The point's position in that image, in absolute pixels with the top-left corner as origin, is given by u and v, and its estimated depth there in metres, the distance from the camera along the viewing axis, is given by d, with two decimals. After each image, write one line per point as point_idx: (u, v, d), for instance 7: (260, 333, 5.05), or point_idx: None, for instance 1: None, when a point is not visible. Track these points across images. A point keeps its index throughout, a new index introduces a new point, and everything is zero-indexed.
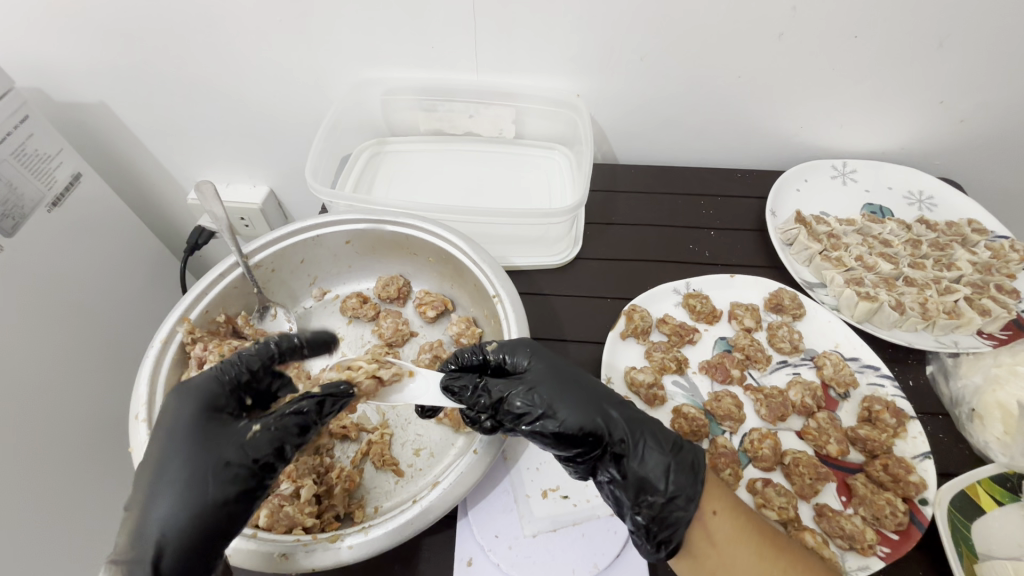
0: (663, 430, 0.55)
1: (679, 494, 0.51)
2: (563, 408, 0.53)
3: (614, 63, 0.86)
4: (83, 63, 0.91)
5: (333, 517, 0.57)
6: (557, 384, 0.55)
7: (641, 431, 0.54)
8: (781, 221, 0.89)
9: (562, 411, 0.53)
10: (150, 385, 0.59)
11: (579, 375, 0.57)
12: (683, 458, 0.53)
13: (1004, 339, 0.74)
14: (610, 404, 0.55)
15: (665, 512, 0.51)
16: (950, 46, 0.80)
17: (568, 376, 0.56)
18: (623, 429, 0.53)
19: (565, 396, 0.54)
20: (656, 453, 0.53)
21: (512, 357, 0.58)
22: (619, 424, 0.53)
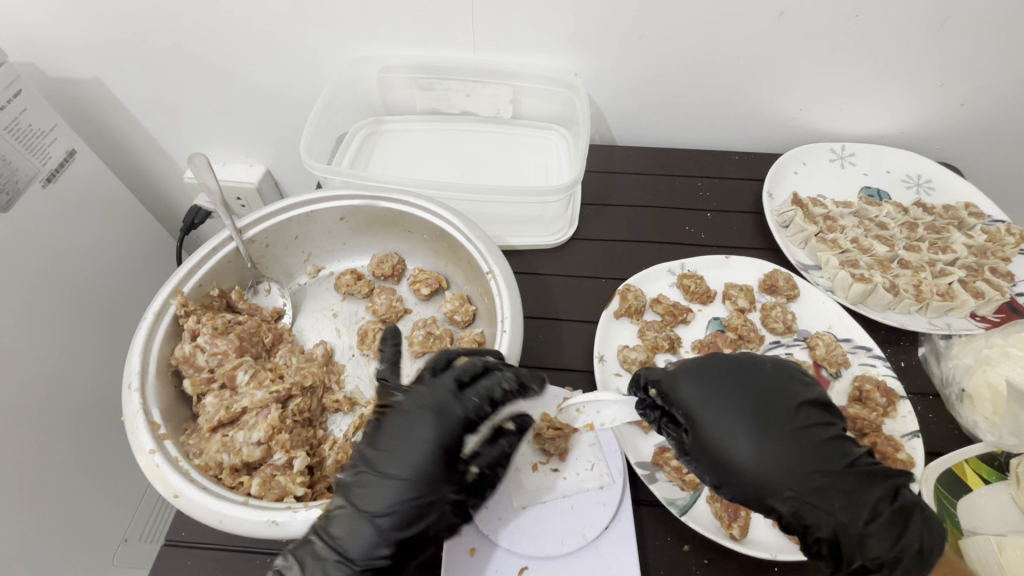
0: (869, 492, 0.50)
1: (858, 554, 0.49)
2: (737, 443, 0.51)
3: (611, 41, 0.85)
4: (75, 36, 0.89)
5: (326, 488, 0.58)
6: (759, 415, 0.52)
7: (828, 479, 0.50)
8: (778, 203, 0.89)
9: (738, 449, 0.50)
10: (142, 356, 0.59)
11: (772, 420, 0.52)
12: (883, 526, 0.49)
13: (996, 322, 0.74)
14: (817, 447, 0.51)
15: (845, 561, 0.49)
16: (951, 28, 0.79)
17: (774, 402, 0.53)
18: (804, 476, 0.50)
19: (786, 434, 0.51)
20: (834, 508, 0.49)
21: (683, 375, 0.55)
22: (806, 470, 0.50)
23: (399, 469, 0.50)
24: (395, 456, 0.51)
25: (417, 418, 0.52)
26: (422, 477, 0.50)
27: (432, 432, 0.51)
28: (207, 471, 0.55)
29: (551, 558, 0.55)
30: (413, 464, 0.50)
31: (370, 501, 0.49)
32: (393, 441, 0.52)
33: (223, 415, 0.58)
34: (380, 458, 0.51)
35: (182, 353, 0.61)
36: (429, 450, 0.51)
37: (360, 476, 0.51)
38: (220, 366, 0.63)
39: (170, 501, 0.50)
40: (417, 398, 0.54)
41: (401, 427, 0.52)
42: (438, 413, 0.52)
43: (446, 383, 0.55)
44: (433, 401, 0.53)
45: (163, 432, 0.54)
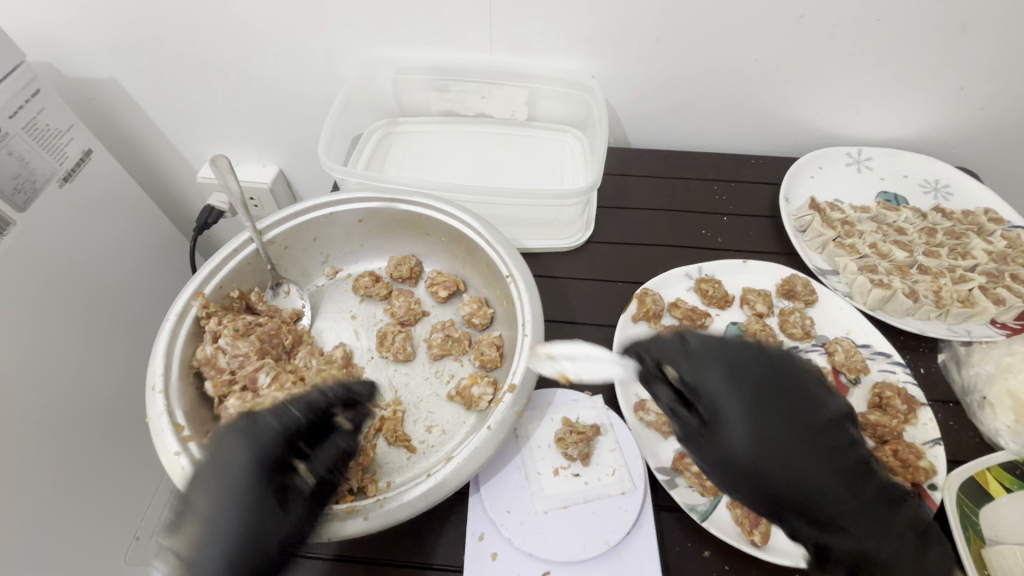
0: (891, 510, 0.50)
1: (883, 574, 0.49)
2: (747, 426, 0.51)
3: (629, 44, 0.85)
4: (93, 37, 0.90)
5: (347, 491, 0.57)
6: (795, 432, 0.51)
7: (831, 471, 0.49)
8: (795, 207, 0.89)
9: (749, 437, 0.50)
10: (166, 358, 0.59)
11: (805, 431, 0.51)
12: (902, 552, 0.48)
13: (1018, 329, 0.73)
14: (825, 437, 0.51)
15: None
16: (973, 32, 0.79)
17: (801, 409, 0.52)
18: (809, 465, 0.49)
19: (793, 425, 0.51)
20: (835, 498, 0.49)
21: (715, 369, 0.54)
22: (805, 463, 0.49)
23: (208, 500, 0.48)
24: (206, 487, 0.48)
25: (232, 445, 0.50)
26: (231, 511, 0.47)
27: (244, 456, 0.50)
28: None
29: (573, 562, 0.55)
30: (225, 497, 0.48)
31: (187, 539, 0.46)
32: (219, 471, 0.49)
33: None
34: (195, 491, 0.48)
35: (203, 354, 0.62)
36: (246, 476, 0.49)
37: (183, 512, 0.48)
38: (241, 368, 0.63)
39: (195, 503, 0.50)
40: (246, 421, 0.52)
41: (223, 456, 0.50)
42: (251, 435, 0.51)
43: (293, 411, 0.55)
44: (252, 428, 0.52)
45: (187, 434, 0.55)
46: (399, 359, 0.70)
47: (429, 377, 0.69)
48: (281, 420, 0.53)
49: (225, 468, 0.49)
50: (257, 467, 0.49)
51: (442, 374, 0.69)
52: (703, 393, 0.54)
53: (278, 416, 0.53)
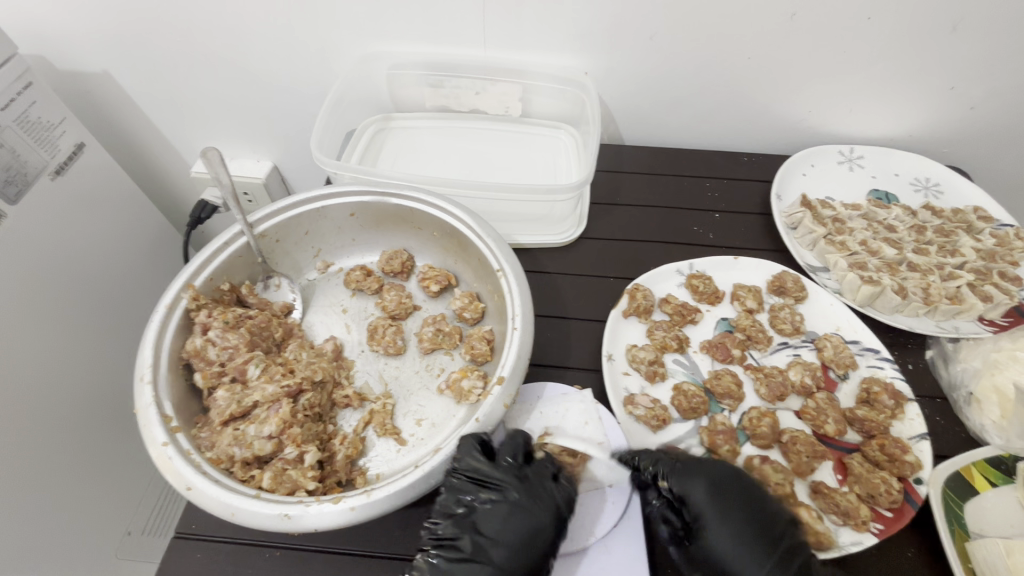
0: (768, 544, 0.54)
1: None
2: (704, 494, 0.55)
3: (622, 41, 0.85)
4: (85, 29, 0.89)
5: (335, 482, 0.58)
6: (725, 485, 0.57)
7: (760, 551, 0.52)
8: (786, 204, 0.89)
9: (701, 502, 0.55)
10: (155, 349, 0.59)
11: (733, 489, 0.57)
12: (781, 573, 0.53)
13: (1005, 326, 0.74)
14: (765, 521, 0.54)
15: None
16: (963, 31, 0.79)
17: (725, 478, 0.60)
18: (740, 540, 0.53)
19: (739, 503, 0.55)
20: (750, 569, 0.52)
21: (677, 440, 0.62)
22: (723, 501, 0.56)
23: (507, 560, 0.52)
24: (506, 547, 0.53)
25: (507, 513, 0.54)
26: (539, 564, 0.52)
27: (553, 529, 0.54)
28: (219, 464, 0.55)
29: (559, 554, 0.55)
30: (531, 555, 0.52)
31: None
32: (498, 529, 0.54)
33: (235, 409, 0.59)
34: (488, 546, 0.53)
35: (193, 346, 0.61)
36: (548, 543, 0.53)
37: (470, 560, 0.52)
38: (231, 360, 0.63)
39: (183, 493, 0.50)
40: (508, 488, 0.55)
41: (500, 516, 0.54)
42: (518, 503, 0.54)
43: (482, 462, 0.55)
44: (532, 495, 0.55)
45: (175, 425, 0.55)
46: (389, 353, 0.70)
47: (420, 370, 0.69)
48: (524, 483, 0.56)
49: (496, 530, 0.54)
50: (542, 529, 0.53)
51: (433, 367, 0.70)
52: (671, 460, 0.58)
53: (534, 478, 0.57)
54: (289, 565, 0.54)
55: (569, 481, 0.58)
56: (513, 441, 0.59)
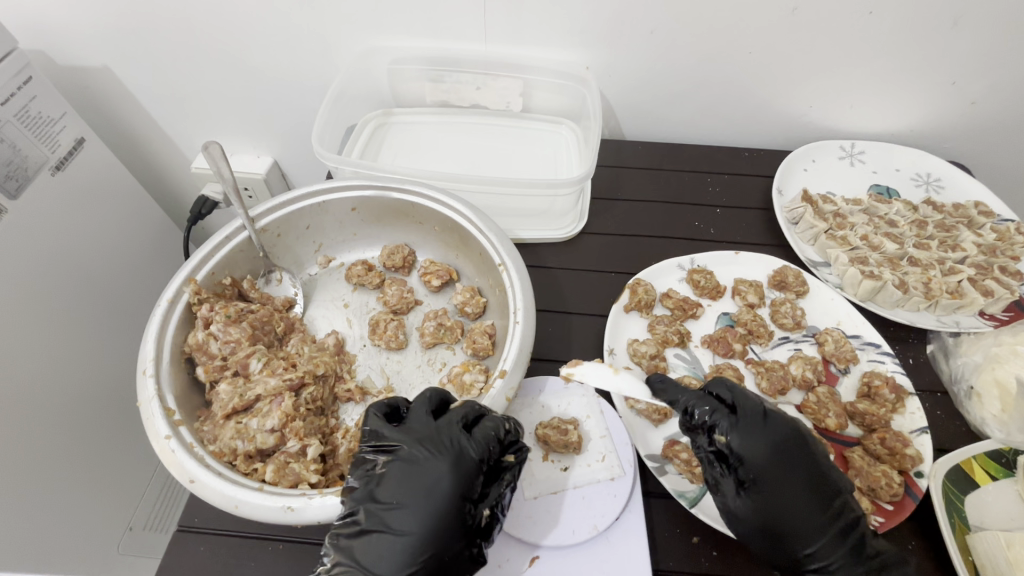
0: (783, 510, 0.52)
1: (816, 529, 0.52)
2: (764, 455, 0.54)
3: (623, 36, 0.85)
4: (84, 24, 0.89)
5: (338, 476, 0.58)
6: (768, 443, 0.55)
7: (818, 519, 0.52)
8: (788, 200, 0.89)
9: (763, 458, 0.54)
10: (156, 343, 0.59)
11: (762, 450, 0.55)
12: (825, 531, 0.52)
13: (1005, 320, 0.74)
14: (822, 486, 0.53)
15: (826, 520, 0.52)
16: (964, 25, 0.79)
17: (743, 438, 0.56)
18: (798, 506, 0.52)
19: (801, 465, 0.53)
20: (804, 536, 0.51)
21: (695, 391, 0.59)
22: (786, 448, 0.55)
23: (410, 522, 0.47)
24: (406, 508, 0.48)
25: (408, 470, 0.50)
26: (444, 524, 0.47)
27: (452, 479, 0.49)
28: (222, 457, 0.55)
29: (561, 547, 0.55)
30: (433, 513, 0.48)
31: (372, 554, 0.46)
32: (398, 490, 0.49)
33: (237, 403, 0.59)
34: (387, 511, 0.48)
35: (195, 340, 0.61)
36: (450, 497, 0.49)
37: (369, 532, 0.47)
38: (233, 354, 0.63)
39: (186, 486, 0.50)
40: (405, 443, 0.52)
41: (397, 477, 0.50)
42: (418, 457, 0.50)
43: (423, 418, 0.54)
44: (434, 446, 0.51)
45: (178, 419, 0.55)
46: (391, 347, 0.70)
47: (421, 364, 0.69)
48: (428, 436, 0.52)
49: (399, 491, 0.49)
50: (443, 481, 0.49)
51: (434, 362, 0.70)
52: (734, 416, 0.56)
53: (437, 429, 0.52)
54: (292, 558, 0.55)
55: (484, 424, 0.53)
56: (424, 399, 0.56)
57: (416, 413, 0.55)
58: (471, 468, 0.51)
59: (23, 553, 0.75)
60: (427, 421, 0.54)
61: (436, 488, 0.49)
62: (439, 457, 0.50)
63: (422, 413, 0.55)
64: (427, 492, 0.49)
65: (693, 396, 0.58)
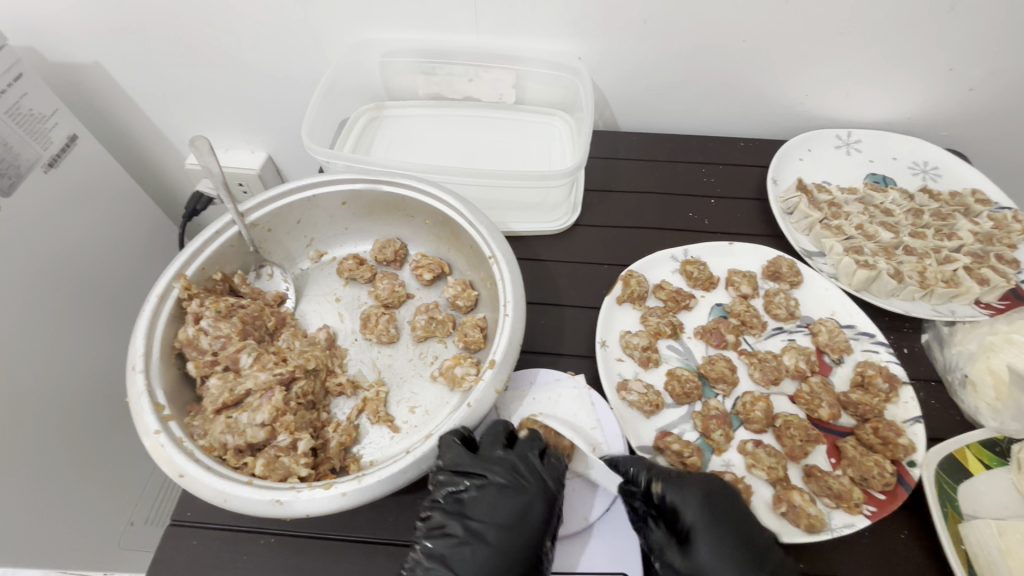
0: (725, 570, 0.51)
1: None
2: (695, 511, 0.53)
3: (615, 26, 0.84)
4: (76, 21, 0.89)
5: (329, 469, 0.58)
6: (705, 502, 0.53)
7: (756, 572, 0.50)
8: (782, 189, 0.88)
9: (693, 522, 0.53)
10: (146, 338, 0.59)
11: (709, 503, 0.53)
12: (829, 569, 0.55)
13: (1001, 309, 0.74)
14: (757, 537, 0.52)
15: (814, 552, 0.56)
16: (961, 11, 0.78)
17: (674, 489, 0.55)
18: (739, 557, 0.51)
19: (728, 517, 0.53)
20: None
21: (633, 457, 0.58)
22: (721, 508, 0.53)
23: (499, 541, 0.52)
24: (500, 528, 0.52)
25: (498, 495, 0.54)
26: (533, 547, 0.52)
27: (541, 508, 0.53)
28: (211, 452, 0.55)
29: (550, 538, 0.55)
30: (526, 532, 0.52)
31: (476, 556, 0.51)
32: (490, 513, 0.53)
33: (228, 397, 0.59)
34: (482, 529, 0.52)
35: (185, 336, 0.62)
36: (539, 523, 0.53)
37: (464, 544, 0.52)
38: (223, 350, 0.63)
39: (176, 481, 0.50)
40: (494, 471, 0.55)
41: (489, 500, 0.54)
42: (507, 484, 0.55)
43: (500, 450, 0.57)
44: (521, 475, 0.55)
45: (168, 414, 0.55)
46: (382, 341, 0.70)
47: (413, 358, 0.69)
48: (517, 467, 0.56)
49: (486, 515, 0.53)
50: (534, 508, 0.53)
51: (426, 355, 0.69)
52: (655, 473, 0.56)
53: (528, 460, 0.56)
54: (283, 551, 0.55)
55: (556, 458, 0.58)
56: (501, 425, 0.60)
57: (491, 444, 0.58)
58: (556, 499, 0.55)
59: (26, 549, 0.76)
60: (505, 452, 0.57)
61: (524, 521, 0.52)
62: (522, 494, 0.54)
63: (502, 447, 0.58)
64: (516, 513, 0.53)
65: (632, 462, 0.57)
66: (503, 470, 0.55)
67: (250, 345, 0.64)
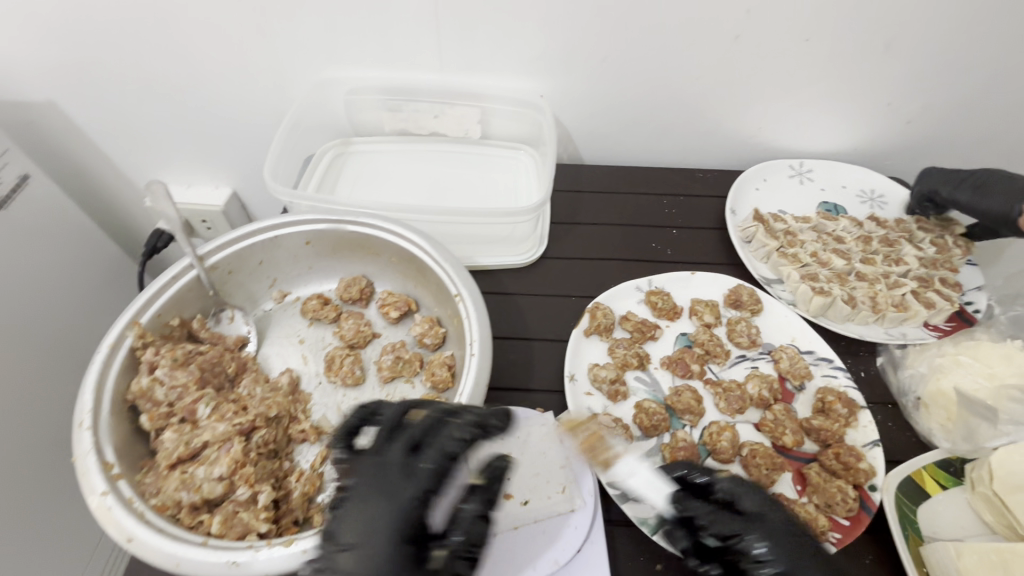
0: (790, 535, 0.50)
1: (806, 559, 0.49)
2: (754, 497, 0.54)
3: (576, 65, 0.87)
4: (29, 61, 0.88)
5: (291, 522, 0.56)
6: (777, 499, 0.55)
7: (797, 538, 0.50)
8: (740, 219, 0.92)
9: (755, 502, 0.54)
10: (95, 392, 0.56)
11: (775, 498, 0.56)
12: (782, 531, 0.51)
13: (948, 330, 0.77)
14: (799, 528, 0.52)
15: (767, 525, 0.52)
16: (895, 50, 0.83)
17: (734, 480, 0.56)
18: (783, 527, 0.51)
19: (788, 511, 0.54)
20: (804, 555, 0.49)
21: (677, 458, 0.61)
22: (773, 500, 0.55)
23: (360, 536, 0.44)
24: (365, 521, 0.45)
25: (396, 479, 0.47)
26: (400, 533, 0.44)
27: (407, 489, 0.46)
28: (164, 511, 0.52)
29: None
30: (395, 519, 0.45)
31: (346, 535, 0.44)
32: (358, 504, 0.46)
33: (183, 451, 0.57)
34: (343, 527, 0.45)
35: (138, 387, 0.59)
36: (406, 505, 0.45)
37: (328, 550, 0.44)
38: (180, 400, 0.61)
39: (123, 546, 0.48)
40: (361, 467, 0.48)
41: (359, 489, 0.47)
42: (371, 470, 0.48)
43: (382, 434, 0.51)
44: (392, 463, 0.48)
45: (117, 473, 0.52)
46: (348, 384, 0.68)
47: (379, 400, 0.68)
48: (440, 453, 0.49)
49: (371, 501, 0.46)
50: (418, 502, 0.46)
51: (393, 397, 0.68)
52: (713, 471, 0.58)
53: (389, 449, 0.49)
54: None
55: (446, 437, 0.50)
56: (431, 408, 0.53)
57: (415, 425, 0.51)
58: (422, 483, 0.47)
59: None
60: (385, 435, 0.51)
61: (394, 503, 0.45)
62: (388, 475, 0.47)
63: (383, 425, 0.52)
64: (378, 500, 0.46)
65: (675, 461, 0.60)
66: (382, 457, 0.49)
67: (207, 393, 0.62)
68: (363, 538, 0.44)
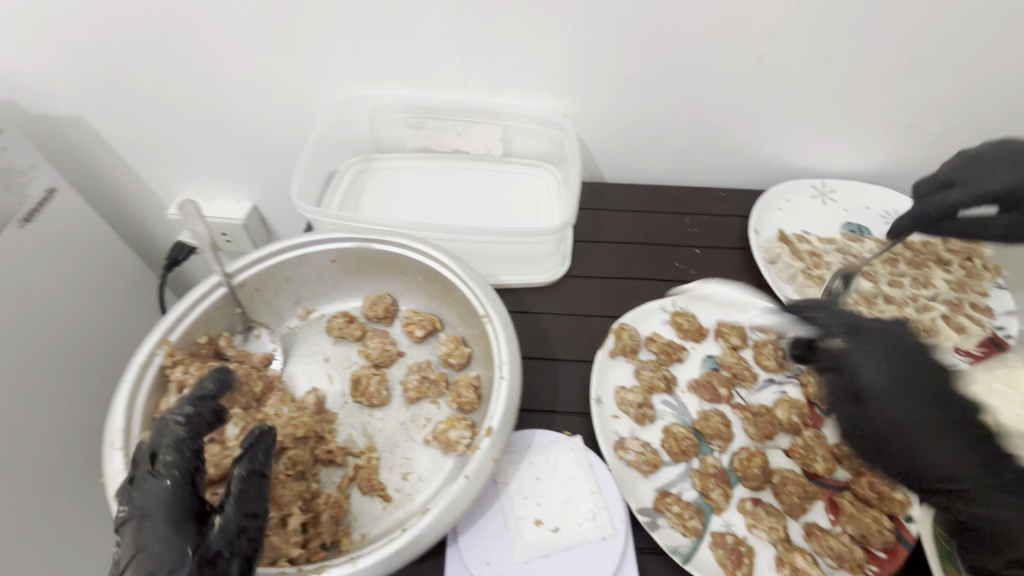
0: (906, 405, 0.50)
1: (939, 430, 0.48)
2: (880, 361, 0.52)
3: (598, 85, 0.88)
4: (60, 77, 0.89)
5: (319, 546, 0.55)
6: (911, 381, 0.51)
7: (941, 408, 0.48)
8: (764, 239, 0.91)
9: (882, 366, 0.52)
10: (126, 411, 0.56)
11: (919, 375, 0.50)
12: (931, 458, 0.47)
13: (980, 355, 0.76)
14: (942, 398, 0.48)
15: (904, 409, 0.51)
16: (920, 73, 0.83)
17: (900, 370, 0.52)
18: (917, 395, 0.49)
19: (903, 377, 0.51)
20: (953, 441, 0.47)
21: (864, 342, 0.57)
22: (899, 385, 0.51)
23: (145, 540, 0.45)
24: (149, 528, 0.45)
25: (163, 481, 0.48)
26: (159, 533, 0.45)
27: (172, 491, 0.47)
28: None
29: None
30: (160, 523, 0.46)
31: (126, 547, 0.45)
32: (146, 516, 0.46)
33: (215, 472, 0.57)
34: (142, 536, 0.45)
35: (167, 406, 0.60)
36: (164, 506, 0.47)
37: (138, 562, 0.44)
38: None
39: None
40: (152, 480, 0.48)
41: (146, 501, 0.47)
42: (168, 483, 0.48)
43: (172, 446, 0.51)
44: (166, 471, 0.49)
45: None
46: (373, 404, 0.68)
47: (405, 421, 0.67)
48: (179, 436, 0.51)
49: (148, 500, 0.47)
50: (176, 486, 0.48)
51: (418, 418, 0.67)
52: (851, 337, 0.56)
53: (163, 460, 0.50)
54: None
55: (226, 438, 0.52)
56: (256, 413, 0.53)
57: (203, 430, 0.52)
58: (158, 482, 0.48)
59: None
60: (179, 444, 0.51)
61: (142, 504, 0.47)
62: (162, 481, 0.48)
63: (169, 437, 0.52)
64: (144, 507, 0.47)
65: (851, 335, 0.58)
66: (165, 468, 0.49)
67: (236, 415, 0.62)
68: (151, 542, 0.45)
